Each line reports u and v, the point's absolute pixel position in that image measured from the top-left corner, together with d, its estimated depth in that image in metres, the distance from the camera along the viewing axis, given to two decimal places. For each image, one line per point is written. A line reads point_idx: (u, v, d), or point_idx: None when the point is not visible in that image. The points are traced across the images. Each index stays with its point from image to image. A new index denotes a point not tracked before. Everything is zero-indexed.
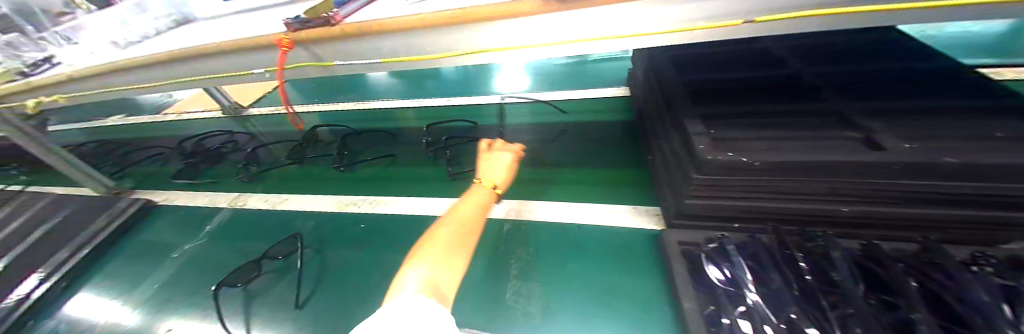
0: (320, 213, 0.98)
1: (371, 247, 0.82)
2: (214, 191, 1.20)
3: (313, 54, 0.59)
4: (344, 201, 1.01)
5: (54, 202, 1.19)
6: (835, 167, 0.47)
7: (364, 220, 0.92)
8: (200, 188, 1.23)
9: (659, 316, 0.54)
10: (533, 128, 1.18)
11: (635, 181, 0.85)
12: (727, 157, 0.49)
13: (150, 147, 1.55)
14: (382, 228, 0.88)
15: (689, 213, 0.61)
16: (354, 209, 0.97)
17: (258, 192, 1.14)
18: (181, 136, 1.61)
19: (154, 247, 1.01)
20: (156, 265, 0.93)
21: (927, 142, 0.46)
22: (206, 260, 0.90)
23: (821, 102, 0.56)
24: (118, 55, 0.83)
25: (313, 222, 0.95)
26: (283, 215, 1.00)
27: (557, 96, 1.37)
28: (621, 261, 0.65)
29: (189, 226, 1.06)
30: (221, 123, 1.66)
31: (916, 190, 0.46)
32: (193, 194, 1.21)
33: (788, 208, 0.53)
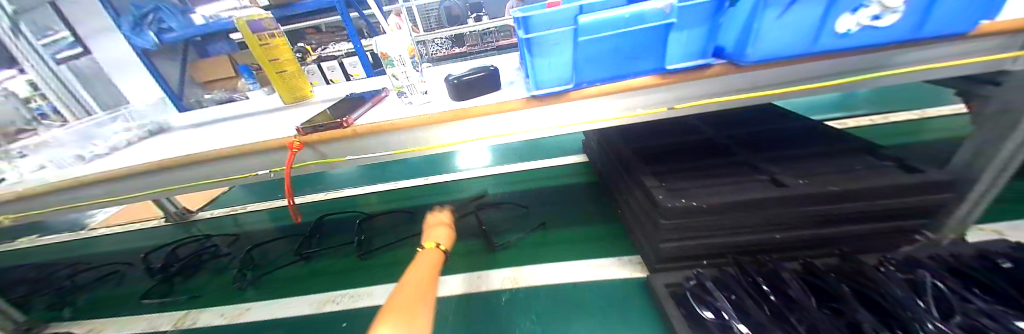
0: (293, 318, 0.89)
1: None
2: (151, 312, 1.03)
3: (321, 153, 0.66)
4: (322, 299, 0.94)
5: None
6: (762, 202, 0.60)
7: (348, 316, 0.86)
8: (132, 311, 1.06)
9: None
10: (508, 199, 1.27)
11: (610, 236, 0.95)
12: (682, 203, 0.62)
13: (63, 270, 1.31)
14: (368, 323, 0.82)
15: (665, 256, 0.70)
16: (334, 306, 0.90)
17: (212, 305, 1.01)
18: (109, 250, 1.41)
19: None
20: None
21: (814, 176, 0.64)
22: None
23: (735, 155, 0.74)
24: (85, 169, 0.80)
25: (283, 330, 0.86)
26: (249, 326, 0.89)
27: (523, 166, 1.51)
28: (619, 316, 0.69)
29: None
30: (162, 232, 1.49)
31: (820, 214, 0.61)
32: (121, 321, 1.02)
33: (738, 241, 0.65)
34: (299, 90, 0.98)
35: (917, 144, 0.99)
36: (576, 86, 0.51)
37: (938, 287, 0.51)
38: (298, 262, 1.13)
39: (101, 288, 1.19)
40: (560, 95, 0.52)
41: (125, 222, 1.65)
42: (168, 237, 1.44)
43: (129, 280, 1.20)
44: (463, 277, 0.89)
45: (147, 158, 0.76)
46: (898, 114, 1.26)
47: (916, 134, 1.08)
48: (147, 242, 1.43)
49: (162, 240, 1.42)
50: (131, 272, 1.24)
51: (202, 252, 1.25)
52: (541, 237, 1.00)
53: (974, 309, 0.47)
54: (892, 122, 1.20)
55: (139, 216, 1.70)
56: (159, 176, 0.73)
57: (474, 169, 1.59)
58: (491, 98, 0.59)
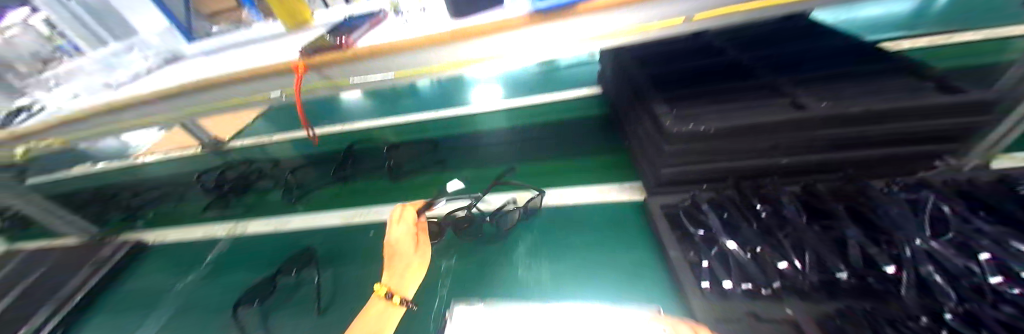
0: (327, 227, 1.02)
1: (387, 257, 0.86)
2: (210, 224, 1.21)
3: (325, 75, 0.66)
4: (351, 213, 1.06)
5: (26, 259, 1.12)
6: (774, 125, 0.58)
7: (374, 226, 0.97)
8: (193, 223, 1.24)
9: (652, 267, 0.68)
10: (519, 132, 1.26)
11: (616, 164, 0.98)
12: (690, 128, 0.60)
13: (125, 191, 1.49)
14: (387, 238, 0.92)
15: (666, 181, 0.71)
16: (361, 219, 1.02)
17: (259, 217, 1.16)
18: (160, 173, 1.58)
19: (146, 291, 0.99)
20: (150, 307, 0.93)
21: (837, 99, 0.59)
22: (204, 294, 0.92)
23: (756, 79, 0.70)
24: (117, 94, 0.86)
25: (324, 234, 0.99)
26: (288, 236, 1.03)
27: (535, 99, 1.46)
28: (614, 232, 0.77)
29: (187, 265, 1.05)
30: (197, 159, 1.61)
31: (834, 137, 0.59)
32: (185, 232, 1.20)
33: (743, 166, 0.65)
34: (298, 13, 0.92)
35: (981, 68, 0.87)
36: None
37: (941, 209, 0.51)
38: (323, 189, 1.21)
39: (160, 206, 1.36)
40: (563, 9, 0.47)
41: (162, 150, 1.75)
42: (203, 164, 1.55)
43: (184, 198, 1.36)
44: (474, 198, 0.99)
45: (163, 84, 0.78)
46: (973, 33, 1.09)
47: (987, 56, 0.94)
48: (188, 166, 1.56)
49: (198, 167, 1.53)
50: (187, 192, 1.40)
51: (239, 175, 1.38)
52: (567, 166, 1.02)
53: (972, 229, 0.48)
54: (970, 44, 1.03)
55: (171, 145, 1.78)
56: (179, 99, 0.76)
57: (486, 102, 1.54)
58: (490, 16, 0.54)
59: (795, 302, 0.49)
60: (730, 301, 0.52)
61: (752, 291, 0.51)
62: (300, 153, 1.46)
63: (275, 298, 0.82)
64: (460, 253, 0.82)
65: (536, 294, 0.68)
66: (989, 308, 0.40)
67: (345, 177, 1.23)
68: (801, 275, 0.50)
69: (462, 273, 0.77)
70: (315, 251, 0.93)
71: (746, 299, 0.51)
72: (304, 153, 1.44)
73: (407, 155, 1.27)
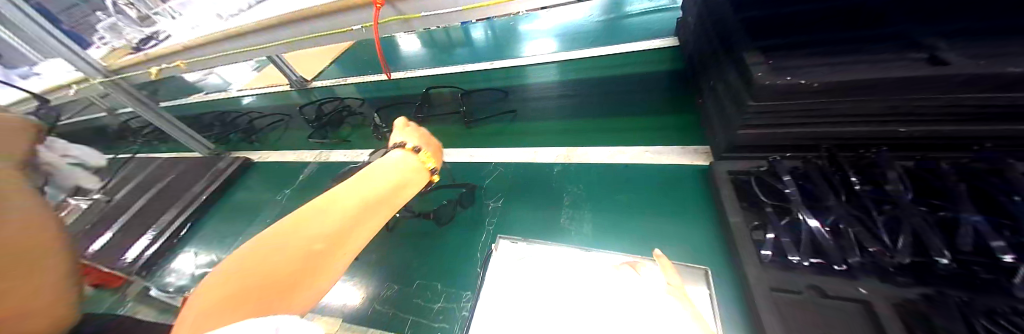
0: None
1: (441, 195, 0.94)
2: (298, 150, 1.41)
3: (399, 10, 0.70)
4: None
5: (167, 163, 1.43)
6: (900, 84, 0.48)
7: None
8: (284, 148, 1.46)
9: (702, 232, 0.66)
10: (575, 87, 1.18)
11: (678, 126, 0.91)
12: (785, 81, 0.52)
13: (230, 116, 1.77)
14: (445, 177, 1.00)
15: (740, 144, 0.65)
16: None
17: (335, 149, 1.32)
18: (258, 104, 1.84)
19: (253, 199, 1.23)
20: (257, 210, 1.17)
21: (999, 56, 0.46)
22: (292, 208, 1.11)
23: (883, 29, 0.57)
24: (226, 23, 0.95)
25: None
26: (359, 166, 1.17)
27: (596, 53, 1.31)
28: (667, 194, 0.75)
29: (277, 184, 1.26)
30: (282, 97, 1.80)
31: (982, 105, 0.47)
32: (279, 155, 1.43)
33: (844, 133, 0.56)
34: None
35: None
36: None
37: None
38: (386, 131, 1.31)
39: (258, 133, 1.61)
40: None
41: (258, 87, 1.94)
42: (287, 101, 1.75)
43: (290, 126, 1.59)
44: (524, 150, 1.01)
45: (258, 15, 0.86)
46: None
47: None
48: (278, 100, 1.80)
49: (286, 104, 1.73)
50: (292, 121, 1.60)
51: (320, 110, 1.54)
52: (631, 124, 0.97)
53: None
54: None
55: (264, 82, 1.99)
56: (275, 30, 0.86)
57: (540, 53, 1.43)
58: None
59: (872, 284, 0.45)
60: (794, 273, 0.48)
61: (821, 266, 0.48)
62: (365, 97, 1.56)
63: None
64: (507, 196, 0.87)
65: (578, 242, 0.71)
66: None
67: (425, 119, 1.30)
68: (887, 255, 0.45)
69: (509, 213, 0.83)
70: None
71: (813, 272, 0.48)
72: (372, 95, 1.55)
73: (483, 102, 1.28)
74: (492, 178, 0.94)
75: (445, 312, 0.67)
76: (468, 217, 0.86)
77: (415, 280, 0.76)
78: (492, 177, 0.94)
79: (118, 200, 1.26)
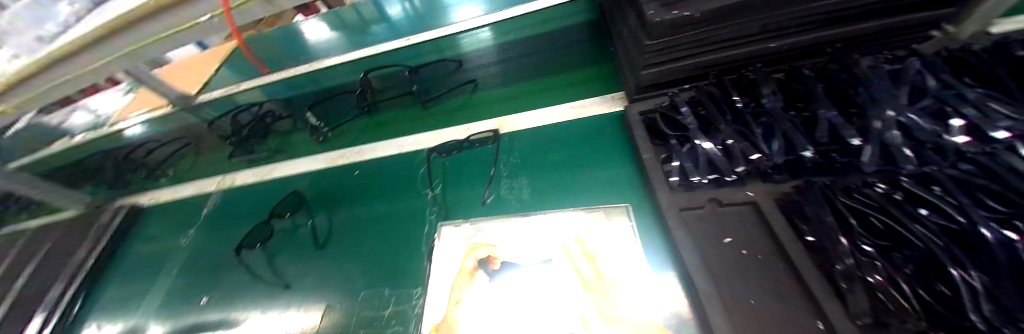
0: (312, 171, 1.03)
1: (367, 197, 0.89)
2: (202, 179, 1.22)
3: None
4: (334, 155, 1.05)
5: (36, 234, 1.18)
6: (765, 3, 0.51)
7: (357, 167, 0.98)
8: (184, 181, 1.26)
9: (625, 175, 0.70)
10: (507, 50, 1.11)
11: (598, 77, 0.92)
12: (671, 16, 0.54)
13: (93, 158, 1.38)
14: (378, 172, 0.94)
15: (648, 84, 0.68)
16: (344, 161, 1.02)
17: (245, 170, 1.16)
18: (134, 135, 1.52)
19: (159, 248, 1.07)
20: (164, 260, 1.02)
21: None
22: (206, 249, 0.98)
23: None
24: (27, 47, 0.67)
25: (311, 180, 1.01)
26: (279, 182, 1.04)
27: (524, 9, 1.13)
28: (592, 146, 0.77)
29: (180, 227, 1.10)
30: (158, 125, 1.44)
31: (828, 13, 0.53)
32: (182, 191, 1.23)
33: (729, 56, 0.60)
34: None
35: None
36: None
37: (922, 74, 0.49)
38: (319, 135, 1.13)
39: (145, 172, 1.33)
40: None
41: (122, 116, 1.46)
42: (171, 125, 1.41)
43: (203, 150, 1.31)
44: (454, 129, 0.95)
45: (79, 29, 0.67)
46: None
47: None
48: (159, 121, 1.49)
49: (171, 128, 1.39)
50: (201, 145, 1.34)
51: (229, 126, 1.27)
52: (552, 84, 0.96)
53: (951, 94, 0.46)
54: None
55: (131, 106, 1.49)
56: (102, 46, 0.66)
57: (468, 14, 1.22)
58: None
59: (755, 185, 0.52)
60: (696, 191, 0.55)
61: (717, 180, 0.54)
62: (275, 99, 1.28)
63: (274, 242, 0.90)
64: (442, 183, 0.84)
65: (519, 210, 0.70)
66: (946, 168, 0.41)
67: (375, 107, 1.12)
68: (765, 159, 0.51)
69: (446, 197, 0.80)
70: (305, 194, 0.97)
71: (711, 187, 0.54)
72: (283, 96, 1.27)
73: (437, 76, 1.13)
74: (422, 170, 0.89)
75: (397, 316, 0.65)
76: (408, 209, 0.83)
77: (360, 291, 0.73)
78: (425, 164, 0.89)
79: None
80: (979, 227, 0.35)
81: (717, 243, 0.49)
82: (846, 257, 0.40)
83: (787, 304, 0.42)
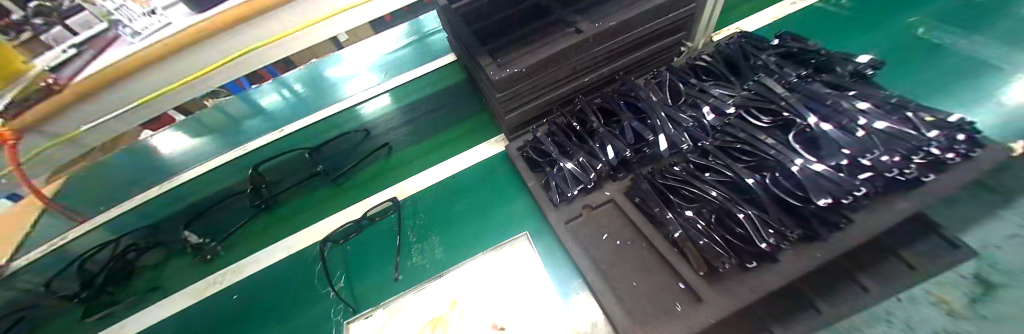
0: (177, 314, 0.82)
1: (259, 319, 0.77)
2: None
3: (45, 133, 0.47)
4: (205, 283, 0.86)
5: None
6: (566, 52, 0.67)
7: (237, 288, 0.83)
8: None
9: (522, 207, 0.77)
10: (414, 111, 1.12)
11: (480, 124, 1.00)
12: (505, 74, 0.65)
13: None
14: (259, 293, 0.81)
15: (513, 126, 0.79)
16: (219, 286, 0.85)
17: None
18: None
19: None
20: None
21: (606, 16, 0.69)
22: None
23: (554, 11, 0.77)
24: None
25: (174, 329, 0.80)
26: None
27: (411, 74, 1.22)
28: (488, 189, 0.84)
29: None
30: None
31: (612, 51, 0.71)
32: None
33: (563, 92, 0.75)
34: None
35: None
36: None
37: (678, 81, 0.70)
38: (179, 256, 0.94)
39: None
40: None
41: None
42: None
43: None
44: (351, 209, 0.90)
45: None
46: None
47: None
48: None
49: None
50: None
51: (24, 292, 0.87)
52: (441, 138, 1.00)
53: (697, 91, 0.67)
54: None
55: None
56: None
57: (356, 88, 1.25)
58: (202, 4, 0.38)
59: (609, 185, 0.64)
60: (571, 203, 0.64)
61: (583, 191, 0.64)
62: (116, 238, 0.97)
63: None
64: (349, 272, 0.78)
65: (434, 272, 0.72)
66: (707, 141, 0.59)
67: (273, 201, 0.98)
68: (603, 164, 0.63)
69: (357, 285, 0.75)
70: None
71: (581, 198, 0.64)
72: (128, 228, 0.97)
73: (339, 152, 1.05)
74: (321, 265, 0.81)
75: None
76: (316, 314, 0.73)
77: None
78: (322, 258, 0.83)
79: None
80: (743, 176, 0.52)
81: (598, 240, 0.59)
82: (679, 225, 0.53)
83: (657, 274, 0.52)
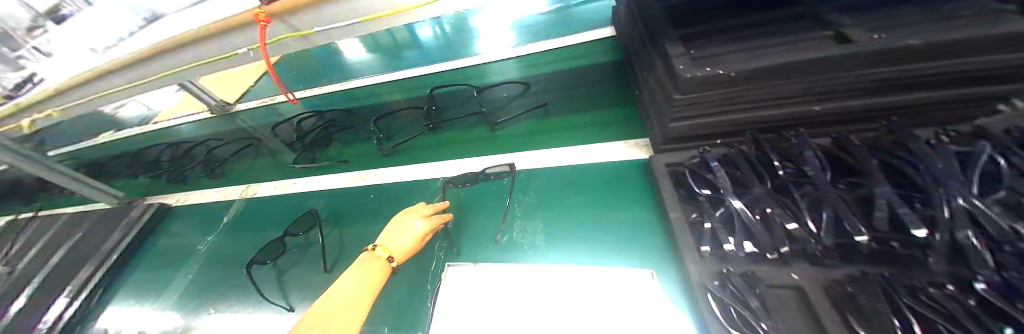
0: (329, 191, 1.01)
1: (380, 218, 0.86)
2: (223, 186, 1.23)
3: (290, 25, 0.59)
4: (352, 175, 1.03)
5: (71, 219, 1.20)
6: (809, 65, 0.48)
7: (373, 190, 0.96)
8: (207, 185, 1.28)
9: (651, 232, 0.64)
10: (563, 78, 1.07)
11: (624, 118, 0.89)
12: (704, 73, 0.51)
13: (156, 150, 1.48)
14: (387, 199, 0.91)
15: (673, 136, 0.65)
16: (360, 183, 1.00)
17: (264, 181, 1.17)
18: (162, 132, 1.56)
19: (174, 249, 1.08)
20: (177, 264, 1.01)
21: (893, 29, 0.47)
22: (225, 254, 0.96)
23: (796, 6, 0.57)
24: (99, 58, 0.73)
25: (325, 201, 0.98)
26: (298, 197, 1.03)
27: (556, 43, 1.18)
28: (615, 193, 0.73)
29: (207, 226, 1.10)
30: (204, 127, 1.47)
31: (879, 80, 0.49)
32: (227, 196, 1.18)
33: (767, 116, 0.56)
34: None
35: None
36: None
37: (998, 164, 0.44)
38: (365, 144, 1.13)
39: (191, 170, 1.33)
40: None
41: (170, 116, 1.63)
42: (219, 127, 1.45)
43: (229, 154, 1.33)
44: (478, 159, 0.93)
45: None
46: None
47: None
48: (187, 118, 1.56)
49: (219, 130, 1.43)
50: (226, 146, 1.36)
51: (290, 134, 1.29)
52: (576, 119, 0.93)
53: None
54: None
55: (179, 111, 1.64)
56: (154, 63, 0.74)
57: (494, 44, 1.30)
58: None
59: (802, 268, 0.46)
60: (728, 265, 0.49)
61: (756, 255, 0.48)
62: (312, 112, 1.28)
63: (285, 260, 0.86)
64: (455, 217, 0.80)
65: (531, 257, 0.66)
66: None
67: (438, 125, 1.07)
68: (812, 240, 0.45)
69: (460, 234, 0.76)
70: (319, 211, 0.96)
71: (748, 261, 0.48)
72: (317, 109, 1.30)
73: (495, 100, 1.08)
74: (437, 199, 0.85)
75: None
76: None
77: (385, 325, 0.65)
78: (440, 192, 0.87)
79: (22, 269, 1.03)
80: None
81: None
82: None
83: None
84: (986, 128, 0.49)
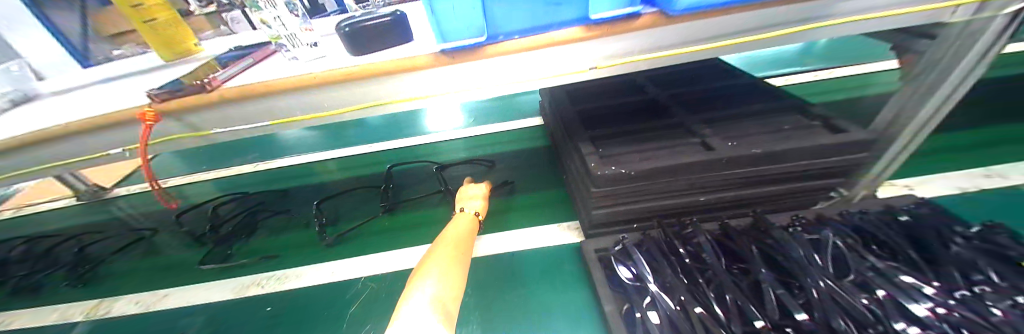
0: (210, 305, 0.78)
1: None
2: (52, 303, 0.88)
3: (186, 123, 0.54)
4: (245, 282, 0.83)
5: None
6: (689, 166, 0.57)
7: (274, 300, 0.77)
8: (25, 300, 0.90)
9: (588, 324, 0.62)
10: (509, 156, 1.12)
11: (558, 201, 0.93)
12: (611, 171, 0.57)
13: None
14: (294, 309, 0.74)
15: (597, 222, 0.68)
16: (258, 290, 0.80)
17: (128, 292, 0.87)
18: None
19: None
20: None
21: (743, 138, 0.60)
22: None
23: (673, 116, 0.71)
24: None
25: (202, 319, 0.76)
26: (174, 315, 0.78)
27: (494, 127, 1.29)
28: (550, 281, 0.72)
29: None
30: (67, 218, 1.18)
31: (742, 177, 0.59)
32: (51, 316, 0.84)
33: (668, 205, 0.64)
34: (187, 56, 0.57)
35: (866, 103, 0.97)
36: (491, 40, 0.41)
37: (840, 246, 0.53)
38: (306, 230, 0.96)
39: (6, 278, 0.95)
40: (472, 51, 0.42)
41: (31, 202, 1.32)
42: (95, 216, 1.18)
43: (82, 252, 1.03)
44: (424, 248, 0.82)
45: (4, 116, 0.73)
46: (852, 69, 1.22)
47: (861, 89, 1.06)
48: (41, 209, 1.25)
49: (92, 220, 1.16)
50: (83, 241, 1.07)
51: (196, 223, 1.06)
52: (512, 202, 0.95)
53: (867, 267, 0.49)
54: (882, 79, 1.09)
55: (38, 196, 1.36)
56: None
57: (441, 126, 1.36)
58: (393, 53, 0.48)
59: None
60: None
61: None
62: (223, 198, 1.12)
63: None
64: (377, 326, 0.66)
65: None
66: None
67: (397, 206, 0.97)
68: (722, 330, 0.46)
69: None
70: None
71: None
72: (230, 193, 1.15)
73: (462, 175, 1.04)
74: (360, 302, 0.72)
75: None
76: None
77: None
78: (357, 301, 0.72)
79: None
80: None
81: None
82: None
83: None
84: (828, 213, 0.61)
